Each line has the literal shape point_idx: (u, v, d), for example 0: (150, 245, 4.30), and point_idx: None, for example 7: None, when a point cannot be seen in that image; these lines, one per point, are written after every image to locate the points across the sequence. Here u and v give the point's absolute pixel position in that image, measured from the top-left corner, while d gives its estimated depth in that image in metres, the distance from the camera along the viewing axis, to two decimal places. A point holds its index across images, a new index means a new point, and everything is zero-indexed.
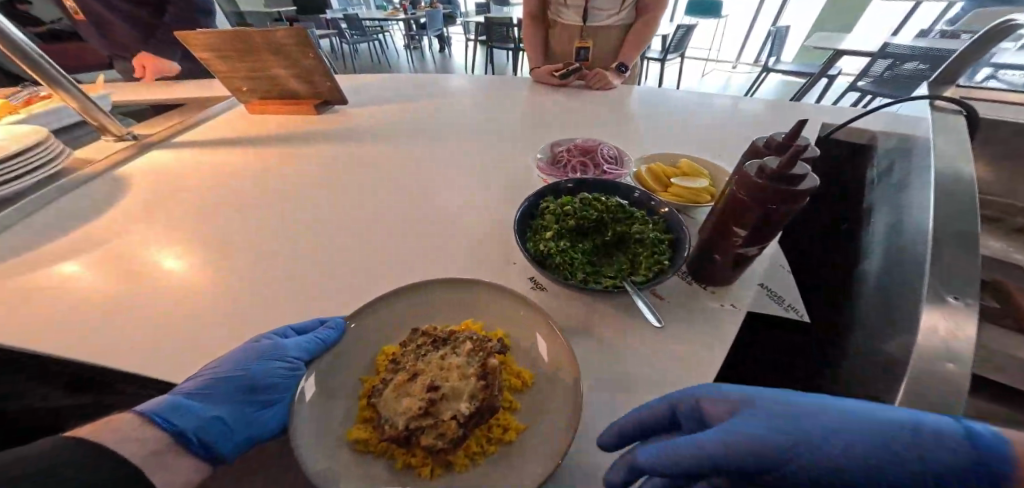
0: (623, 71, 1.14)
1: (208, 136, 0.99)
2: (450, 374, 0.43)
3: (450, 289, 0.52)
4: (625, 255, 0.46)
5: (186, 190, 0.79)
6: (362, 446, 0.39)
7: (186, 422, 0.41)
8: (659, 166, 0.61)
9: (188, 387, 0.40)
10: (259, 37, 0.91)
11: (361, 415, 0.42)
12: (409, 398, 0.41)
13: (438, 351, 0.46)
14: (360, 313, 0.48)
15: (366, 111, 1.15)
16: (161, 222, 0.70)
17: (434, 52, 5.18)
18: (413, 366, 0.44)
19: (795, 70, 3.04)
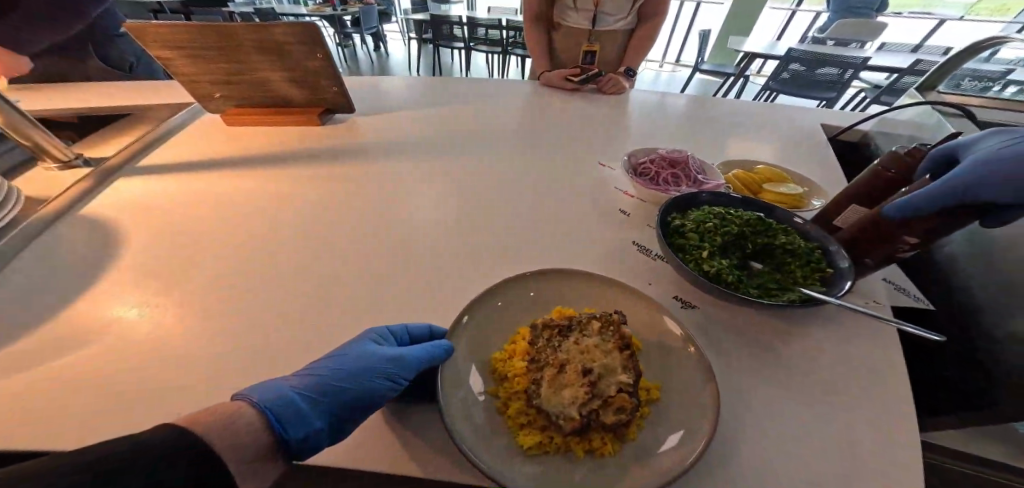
0: (631, 74, 1.29)
1: (186, 157, 0.81)
2: (593, 355, 0.39)
3: (554, 285, 0.49)
4: (776, 265, 0.46)
5: (191, 225, 0.64)
6: (539, 450, 0.34)
7: (291, 426, 0.32)
8: (741, 172, 0.64)
9: (272, 434, 0.31)
10: (251, 34, 0.75)
11: (517, 419, 0.36)
12: (570, 388, 0.36)
13: (568, 337, 0.41)
14: (458, 326, 0.43)
15: (370, 122, 1.02)
16: (179, 276, 0.55)
17: (370, 51, 4.81)
18: (557, 357, 0.38)
19: (717, 69, 3.44)
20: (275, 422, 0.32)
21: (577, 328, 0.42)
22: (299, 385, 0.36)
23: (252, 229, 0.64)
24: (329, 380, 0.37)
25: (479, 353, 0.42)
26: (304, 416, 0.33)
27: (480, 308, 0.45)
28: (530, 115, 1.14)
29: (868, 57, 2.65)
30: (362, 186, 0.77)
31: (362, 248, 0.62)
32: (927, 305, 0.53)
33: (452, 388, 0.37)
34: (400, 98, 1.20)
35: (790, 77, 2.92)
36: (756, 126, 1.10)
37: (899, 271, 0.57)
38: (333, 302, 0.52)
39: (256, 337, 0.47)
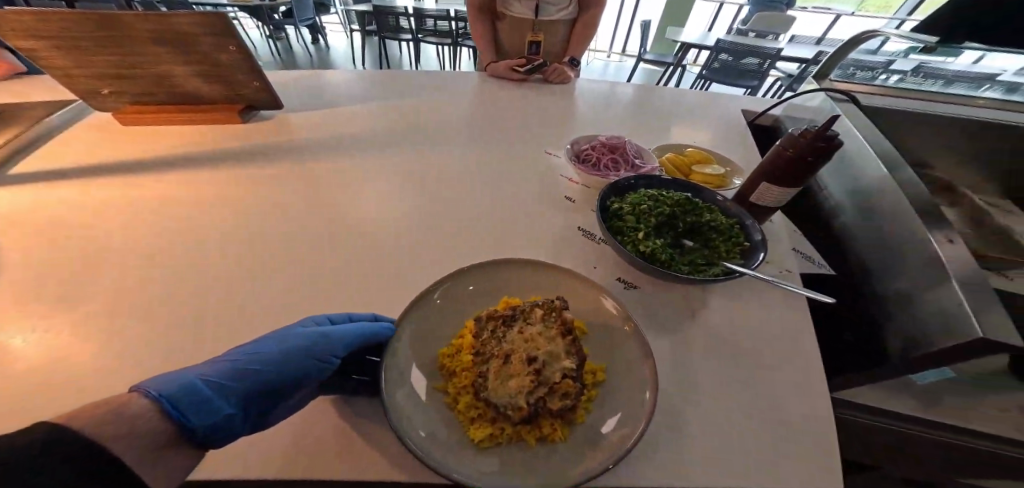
0: (575, 64, 1.31)
1: (79, 164, 0.71)
2: (538, 342, 0.40)
3: (503, 274, 0.49)
4: (702, 242, 0.50)
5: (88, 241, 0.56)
6: (487, 441, 0.35)
7: (195, 414, 0.29)
8: (673, 157, 0.69)
9: (173, 422, 0.27)
10: (144, 22, 0.66)
11: (468, 415, 0.36)
12: (517, 378, 0.36)
13: (513, 327, 0.42)
14: (402, 326, 0.41)
15: (301, 118, 0.95)
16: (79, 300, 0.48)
17: (306, 43, 4.47)
18: (502, 349, 0.39)
19: (658, 58, 3.62)
20: (174, 409, 0.28)
21: (522, 314, 0.43)
22: (211, 374, 0.33)
23: (166, 241, 0.58)
24: (251, 367, 0.35)
25: (424, 354, 0.41)
26: (211, 401, 0.30)
27: (425, 304, 0.44)
28: (476, 106, 1.12)
29: (781, 48, 2.95)
30: (297, 189, 0.73)
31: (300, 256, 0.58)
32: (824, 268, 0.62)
33: (399, 391, 0.36)
34: (336, 92, 1.13)
35: (721, 66, 3.16)
36: (689, 112, 1.18)
37: (805, 240, 0.64)
38: (268, 316, 0.49)
39: (179, 360, 0.43)
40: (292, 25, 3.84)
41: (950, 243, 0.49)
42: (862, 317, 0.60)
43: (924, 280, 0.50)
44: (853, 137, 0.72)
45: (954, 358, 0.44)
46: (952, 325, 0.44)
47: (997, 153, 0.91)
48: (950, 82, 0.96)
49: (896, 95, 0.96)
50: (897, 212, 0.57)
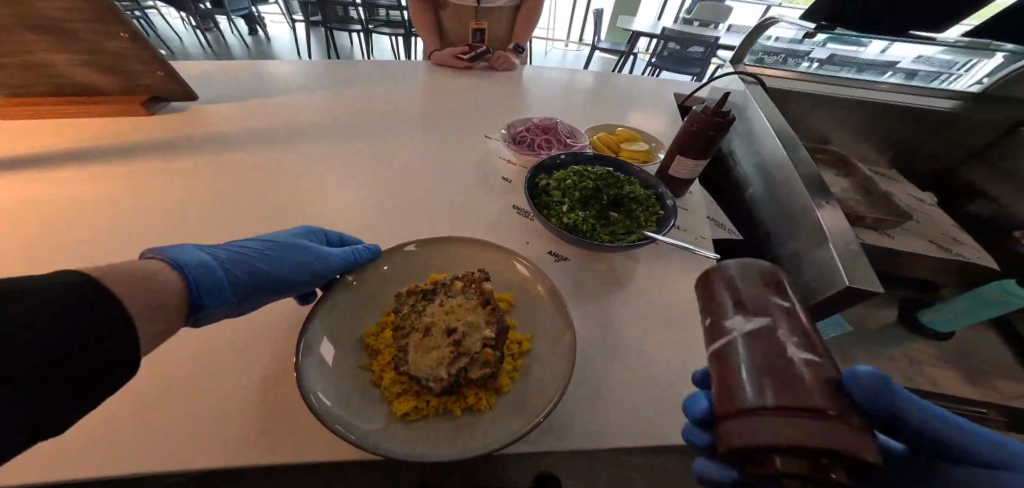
0: (520, 51, 1.32)
1: None
2: (457, 314, 0.44)
3: (423, 256, 0.53)
4: (623, 212, 0.53)
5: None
6: (415, 413, 0.37)
7: (207, 293, 0.38)
8: (604, 136, 0.73)
9: (190, 294, 0.37)
10: (11, 8, 0.63)
11: (392, 391, 0.38)
12: (435, 349, 0.40)
13: (432, 303, 0.46)
14: (324, 306, 0.43)
15: (225, 111, 0.92)
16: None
17: (244, 34, 4.14)
18: (421, 323, 0.43)
19: (610, 46, 3.72)
20: (194, 286, 0.37)
21: (445, 289, 0.47)
22: (223, 255, 0.43)
23: (88, 255, 0.57)
24: (256, 259, 0.45)
25: (348, 339, 0.43)
26: (222, 283, 0.40)
27: (343, 288, 0.46)
28: (420, 95, 1.11)
29: (719, 36, 3.13)
30: (228, 191, 0.71)
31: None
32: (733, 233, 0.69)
33: (318, 368, 0.38)
34: (269, 83, 1.07)
35: (669, 54, 3.31)
36: (629, 96, 1.23)
37: (718, 210, 0.71)
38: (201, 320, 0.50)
39: None
40: (227, 15, 3.55)
41: (825, 208, 0.56)
42: None
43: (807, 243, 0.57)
44: (758, 116, 0.80)
45: (826, 306, 0.52)
46: (827, 279, 0.51)
47: (888, 128, 1.03)
48: (861, 69, 1.05)
49: (811, 80, 1.04)
50: (789, 185, 0.64)
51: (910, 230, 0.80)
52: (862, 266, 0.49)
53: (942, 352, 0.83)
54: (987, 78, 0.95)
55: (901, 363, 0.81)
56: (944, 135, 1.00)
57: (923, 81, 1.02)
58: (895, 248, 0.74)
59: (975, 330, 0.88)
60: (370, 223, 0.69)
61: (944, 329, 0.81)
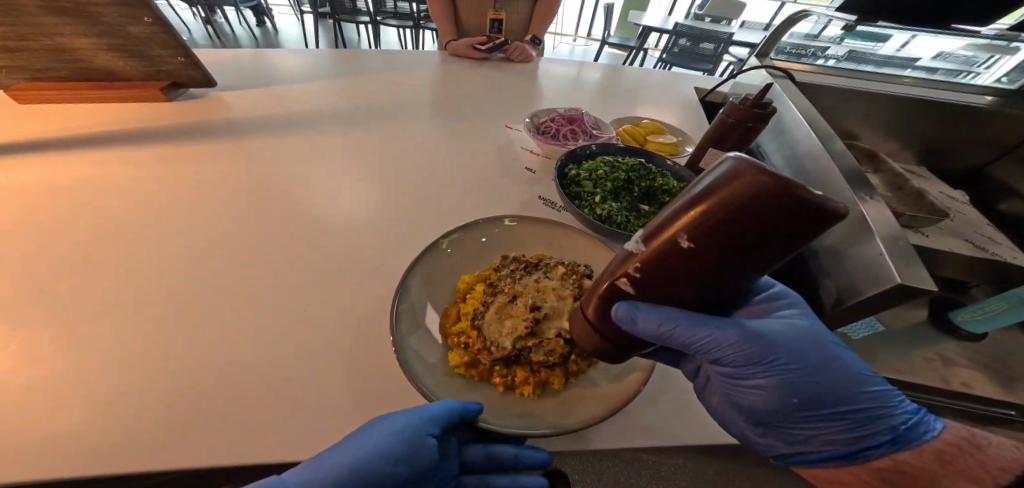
0: (538, 43, 1.31)
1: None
2: (546, 296, 0.49)
3: (506, 230, 0.59)
4: (654, 201, 0.59)
5: (28, 243, 0.55)
6: (449, 322, 0.49)
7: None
8: (630, 128, 0.78)
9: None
10: None
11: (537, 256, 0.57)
12: (506, 280, 0.52)
13: (556, 264, 0.54)
14: (402, 302, 0.46)
15: (245, 99, 0.92)
16: (20, 310, 0.47)
17: (252, 26, 4.12)
18: (535, 261, 0.54)
19: (620, 41, 3.66)
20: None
21: (560, 267, 0.53)
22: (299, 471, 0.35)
23: (121, 237, 0.58)
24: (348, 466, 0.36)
25: (420, 338, 0.45)
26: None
27: (420, 269, 0.50)
28: (438, 86, 1.09)
29: (732, 32, 3.09)
30: (252, 179, 0.71)
31: (269, 250, 0.59)
32: None
33: (416, 367, 0.41)
34: (287, 72, 1.07)
35: (680, 51, 3.27)
36: (648, 89, 1.23)
37: None
38: (237, 309, 0.51)
39: (154, 353, 0.44)
40: (234, 6, 3.51)
41: (871, 200, 0.57)
42: (796, 273, 0.68)
43: (846, 240, 0.57)
44: (791, 110, 0.80)
45: (870, 303, 0.51)
46: (874, 276, 0.50)
47: (917, 125, 1.01)
48: (881, 65, 1.04)
49: (835, 75, 1.03)
50: (828, 179, 0.63)
51: (945, 229, 0.79)
52: (913, 261, 0.49)
53: (973, 355, 0.81)
54: (1008, 75, 0.95)
55: (934, 366, 0.79)
56: (975, 134, 0.98)
57: (945, 77, 1.01)
58: (934, 247, 0.73)
59: (1006, 333, 0.86)
60: (398, 211, 0.69)
61: (978, 332, 0.80)
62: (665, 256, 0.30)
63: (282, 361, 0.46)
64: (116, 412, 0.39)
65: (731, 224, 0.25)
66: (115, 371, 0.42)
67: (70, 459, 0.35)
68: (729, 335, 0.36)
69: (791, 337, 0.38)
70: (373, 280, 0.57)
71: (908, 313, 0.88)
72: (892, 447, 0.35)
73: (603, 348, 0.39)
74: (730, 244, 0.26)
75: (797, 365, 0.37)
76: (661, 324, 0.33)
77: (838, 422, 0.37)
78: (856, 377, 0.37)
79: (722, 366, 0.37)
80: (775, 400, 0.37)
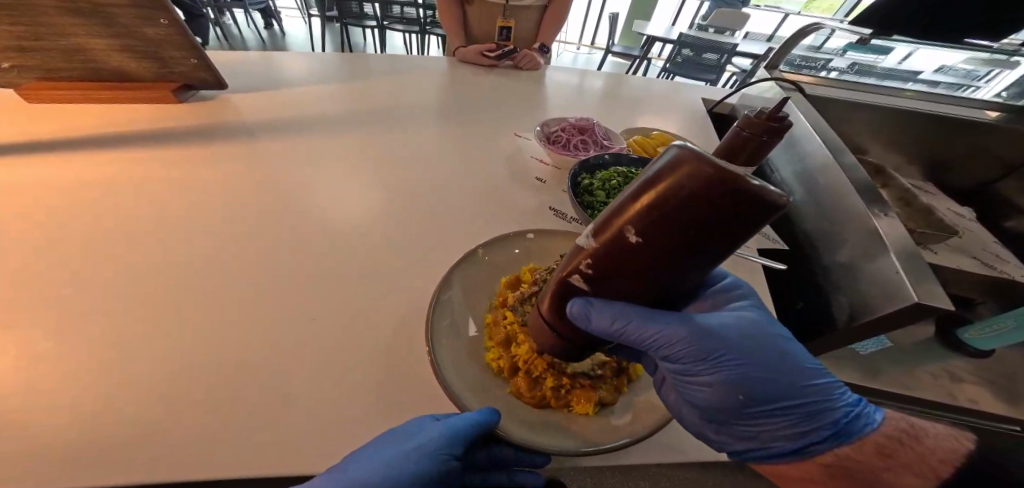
0: (546, 52, 1.32)
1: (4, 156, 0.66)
2: None
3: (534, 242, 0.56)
4: None
5: (35, 243, 0.54)
6: (532, 397, 0.38)
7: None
8: (640, 139, 0.78)
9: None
10: None
11: (512, 280, 0.50)
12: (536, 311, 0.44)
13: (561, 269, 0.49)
14: (436, 316, 0.43)
15: (255, 101, 0.92)
16: (28, 310, 0.47)
17: (260, 28, 4.16)
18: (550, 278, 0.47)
19: (624, 51, 3.69)
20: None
21: None
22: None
23: (130, 239, 0.57)
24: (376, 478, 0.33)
25: (458, 354, 0.41)
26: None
27: (452, 283, 0.47)
28: (447, 91, 1.09)
29: (736, 43, 3.11)
30: (263, 182, 0.71)
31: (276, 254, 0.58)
32: (778, 243, 0.69)
33: (461, 385, 0.38)
34: (298, 76, 1.07)
35: (683, 61, 3.30)
36: (656, 98, 1.23)
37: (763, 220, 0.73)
38: (246, 314, 0.50)
39: (162, 357, 0.43)
40: (243, 8, 3.54)
41: (885, 216, 0.56)
42: (808, 287, 0.67)
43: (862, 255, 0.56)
44: (801, 121, 0.79)
45: (888, 321, 0.50)
46: (892, 292, 0.49)
47: (926, 139, 1.01)
48: (883, 78, 1.05)
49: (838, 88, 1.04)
50: (838, 193, 0.62)
51: (952, 246, 0.78)
52: (928, 278, 0.48)
53: (982, 372, 0.80)
54: (1007, 90, 0.97)
55: (942, 383, 0.78)
56: (984, 149, 0.99)
57: (947, 90, 1.02)
58: (941, 265, 0.73)
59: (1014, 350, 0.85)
60: (408, 217, 0.69)
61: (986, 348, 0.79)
62: (616, 250, 0.28)
63: (290, 368, 0.45)
64: (121, 419, 0.38)
65: (678, 216, 0.23)
66: (115, 373, 0.41)
67: (72, 467, 0.34)
68: (679, 330, 0.34)
69: (743, 331, 0.36)
70: (380, 285, 0.57)
71: (916, 329, 0.87)
72: (833, 442, 0.35)
73: (558, 346, 0.37)
74: (680, 236, 0.24)
75: (747, 360, 0.35)
76: (612, 320, 0.31)
77: (785, 416, 0.35)
78: (803, 372, 0.36)
79: (674, 364, 0.35)
80: (727, 401, 0.35)
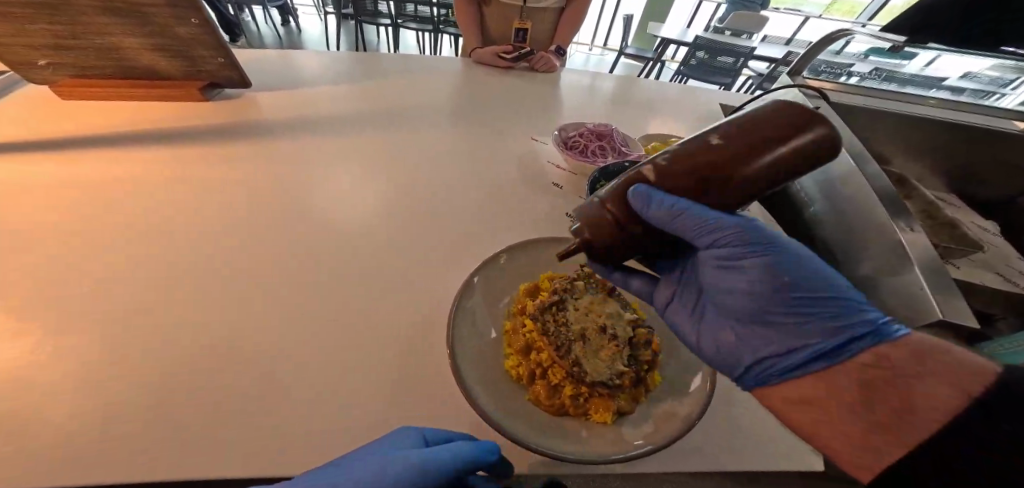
0: (563, 53, 1.31)
1: (45, 154, 0.69)
2: (597, 312, 0.45)
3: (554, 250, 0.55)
4: None
5: (73, 240, 0.56)
6: (550, 405, 0.39)
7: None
8: (659, 145, 0.77)
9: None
10: None
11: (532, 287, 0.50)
12: (555, 319, 0.44)
13: (580, 279, 0.49)
14: (457, 322, 0.43)
15: (278, 101, 0.94)
16: (69, 304, 0.48)
17: (276, 25, 4.21)
18: (568, 287, 0.47)
19: (638, 52, 3.65)
20: None
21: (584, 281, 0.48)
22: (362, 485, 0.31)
23: (161, 236, 0.59)
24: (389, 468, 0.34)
25: (478, 360, 0.42)
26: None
27: (473, 287, 0.47)
28: (463, 92, 1.10)
29: (753, 46, 3.06)
30: (286, 181, 0.73)
31: (296, 253, 0.60)
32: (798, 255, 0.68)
33: (481, 391, 0.38)
34: (318, 75, 1.08)
35: (698, 63, 3.26)
36: (673, 102, 1.21)
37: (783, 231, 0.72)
38: (272, 313, 0.51)
39: (194, 355, 0.45)
40: (260, 5, 3.59)
41: (911, 231, 0.55)
42: None
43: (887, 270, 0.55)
44: (825, 130, 0.77)
45: None
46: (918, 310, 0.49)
47: (954, 150, 0.99)
48: (905, 84, 1.03)
49: (860, 93, 1.01)
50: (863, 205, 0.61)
51: (978, 261, 0.77)
52: (955, 295, 0.47)
53: None
54: None
55: None
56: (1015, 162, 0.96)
57: (971, 97, 0.99)
58: (962, 279, 0.71)
59: None
60: (426, 219, 0.70)
61: None
62: (703, 160, 0.36)
63: (314, 369, 0.46)
64: (156, 416, 0.39)
65: (761, 129, 0.33)
66: (143, 366, 0.43)
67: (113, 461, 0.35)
68: (727, 221, 0.38)
69: (779, 237, 0.39)
70: (394, 286, 0.57)
71: None
72: (874, 341, 0.31)
73: (609, 238, 0.40)
74: (757, 147, 0.33)
75: (783, 255, 0.37)
76: (671, 201, 0.36)
77: (818, 312, 0.35)
78: (838, 280, 0.36)
79: (715, 250, 0.39)
80: (761, 287, 0.37)
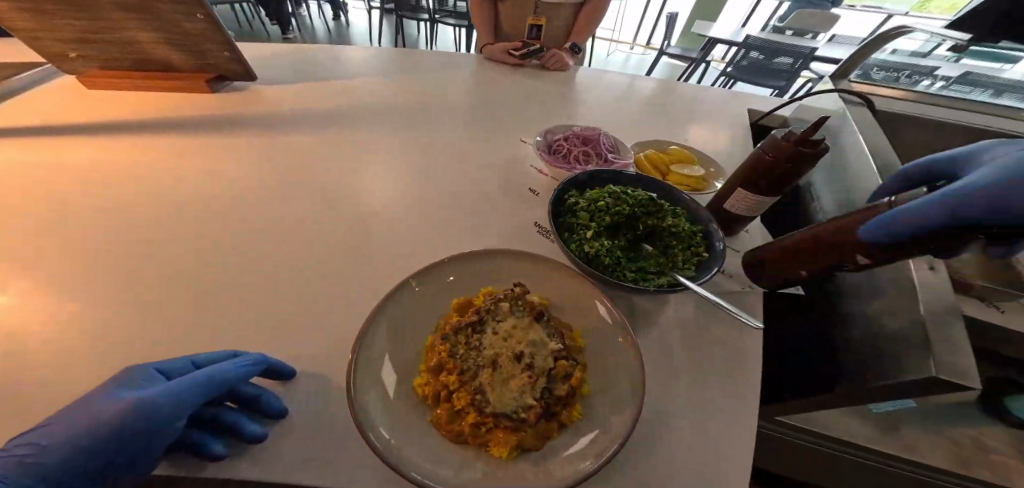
0: (577, 51, 1.25)
1: (66, 138, 0.76)
2: (518, 336, 0.41)
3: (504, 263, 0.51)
4: (659, 244, 0.53)
5: (69, 218, 0.62)
6: (449, 431, 0.36)
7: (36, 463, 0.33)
8: (653, 153, 0.71)
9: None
10: None
11: (462, 305, 0.47)
12: (470, 341, 0.41)
13: (507, 302, 0.45)
14: (374, 332, 0.41)
15: (283, 93, 0.97)
16: (48, 277, 0.53)
17: (326, 21, 4.44)
18: (493, 309, 0.44)
19: (681, 52, 3.44)
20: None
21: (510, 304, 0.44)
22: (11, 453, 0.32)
23: (143, 219, 0.63)
24: (92, 420, 0.34)
25: (387, 372, 0.39)
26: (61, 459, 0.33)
27: (405, 294, 0.45)
28: (466, 89, 1.08)
29: (814, 47, 2.77)
30: (270, 172, 0.75)
31: (260, 244, 0.61)
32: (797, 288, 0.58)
33: (376, 405, 0.36)
34: (325, 68, 1.11)
35: (748, 64, 3.01)
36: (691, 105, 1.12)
37: None
38: (220, 302, 0.52)
39: (137, 336, 0.47)
40: None
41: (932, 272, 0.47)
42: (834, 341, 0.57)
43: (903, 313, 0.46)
44: (857, 144, 0.66)
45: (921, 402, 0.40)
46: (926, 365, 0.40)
47: None
48: (1001, 92, 0.86)
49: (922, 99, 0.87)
50: None
51: None
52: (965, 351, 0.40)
53: None
54: None
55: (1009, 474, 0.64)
56: None
57: None
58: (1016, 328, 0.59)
59: None
60: (395, 216, 0.69)
61: None
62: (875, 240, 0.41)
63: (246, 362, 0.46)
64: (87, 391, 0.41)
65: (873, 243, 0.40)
66: (92, 342, 0.46)
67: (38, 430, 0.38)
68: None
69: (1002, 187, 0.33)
70: (346, 283, 0.56)
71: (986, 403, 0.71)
72: None
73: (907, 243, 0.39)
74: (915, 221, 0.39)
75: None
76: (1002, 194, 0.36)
77: None
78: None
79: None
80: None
